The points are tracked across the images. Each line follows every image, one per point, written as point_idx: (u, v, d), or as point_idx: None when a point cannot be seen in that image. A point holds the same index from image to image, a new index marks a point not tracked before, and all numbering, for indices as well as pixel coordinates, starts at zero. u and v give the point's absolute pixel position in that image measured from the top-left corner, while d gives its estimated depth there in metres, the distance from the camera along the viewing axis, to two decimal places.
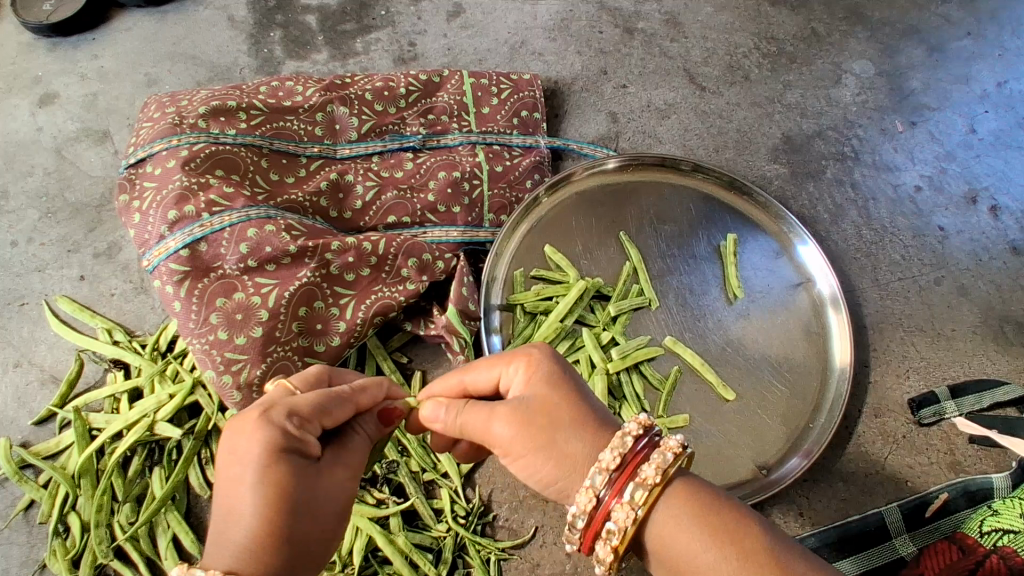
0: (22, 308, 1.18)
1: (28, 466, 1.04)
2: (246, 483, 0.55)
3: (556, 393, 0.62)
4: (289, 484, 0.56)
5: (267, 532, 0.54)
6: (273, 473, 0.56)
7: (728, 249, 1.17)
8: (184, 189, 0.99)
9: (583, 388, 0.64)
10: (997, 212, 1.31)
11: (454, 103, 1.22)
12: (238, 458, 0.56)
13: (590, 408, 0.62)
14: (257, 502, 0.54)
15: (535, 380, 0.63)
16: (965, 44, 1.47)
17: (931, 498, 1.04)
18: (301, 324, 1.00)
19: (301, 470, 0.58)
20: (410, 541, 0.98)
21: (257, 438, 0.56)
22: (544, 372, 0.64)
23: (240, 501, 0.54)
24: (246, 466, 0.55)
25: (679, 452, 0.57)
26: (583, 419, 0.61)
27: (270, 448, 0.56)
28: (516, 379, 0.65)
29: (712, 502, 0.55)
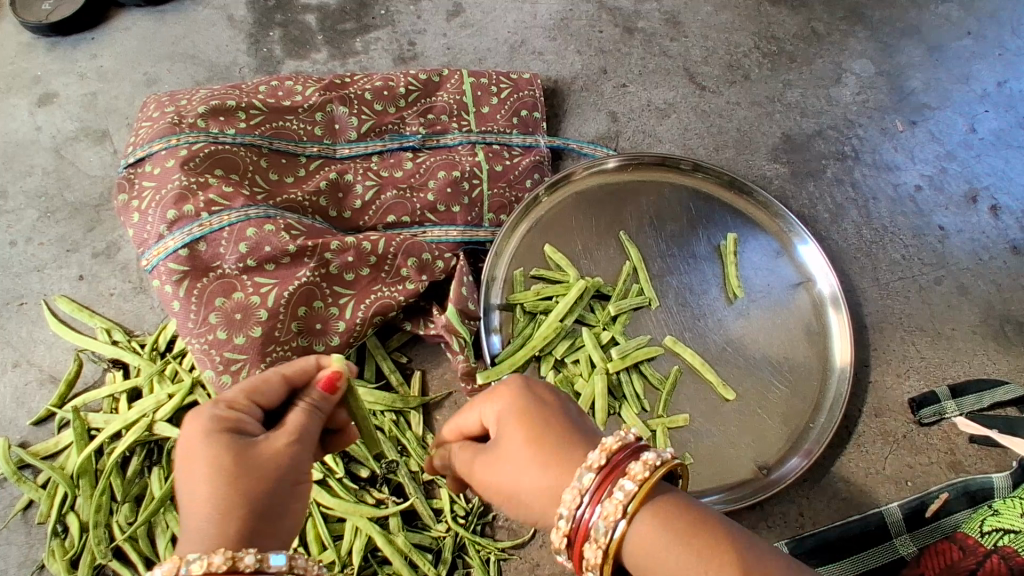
0: (21, 308, 1.17)
1: (27, 466, 1.04)
2: (194, 470, 0.57)
3: (528, 421, 0.61)
4: (235, 459, 0.58)
5: (224, 508, 0.55)
6: (215, 452, 0.58)
7: (728, 249, 1.17)
8: (182, 188, 0.99)
9: (556, 410, 0.63)
10: (997, 212, 1.31)
11: (454, 102, 1.22)
12: (187, 451, 0.58)
13: (565, 430, 0.61)
14: (204, 478, 0.56)
15: (506, 411, 0.63)
16: (965, 44, 1.46)
17: (932, 498, 1.04)
18: (300, 323, 1.00)
19: (245, 446, 0.59)
20: (410, 541, 0.98)
21: (197, 429, 0.59)
22: (516, 401, 0.63)
23: (192, 488, 0.56)
24: (192, 455, 0.58)
25: (653, 470, 0.55)
26: (553, 443, 0.60)
27: (209, 432, 0.59)
28: (491, 413, 0.65)
29: (692, 517, 0.53)
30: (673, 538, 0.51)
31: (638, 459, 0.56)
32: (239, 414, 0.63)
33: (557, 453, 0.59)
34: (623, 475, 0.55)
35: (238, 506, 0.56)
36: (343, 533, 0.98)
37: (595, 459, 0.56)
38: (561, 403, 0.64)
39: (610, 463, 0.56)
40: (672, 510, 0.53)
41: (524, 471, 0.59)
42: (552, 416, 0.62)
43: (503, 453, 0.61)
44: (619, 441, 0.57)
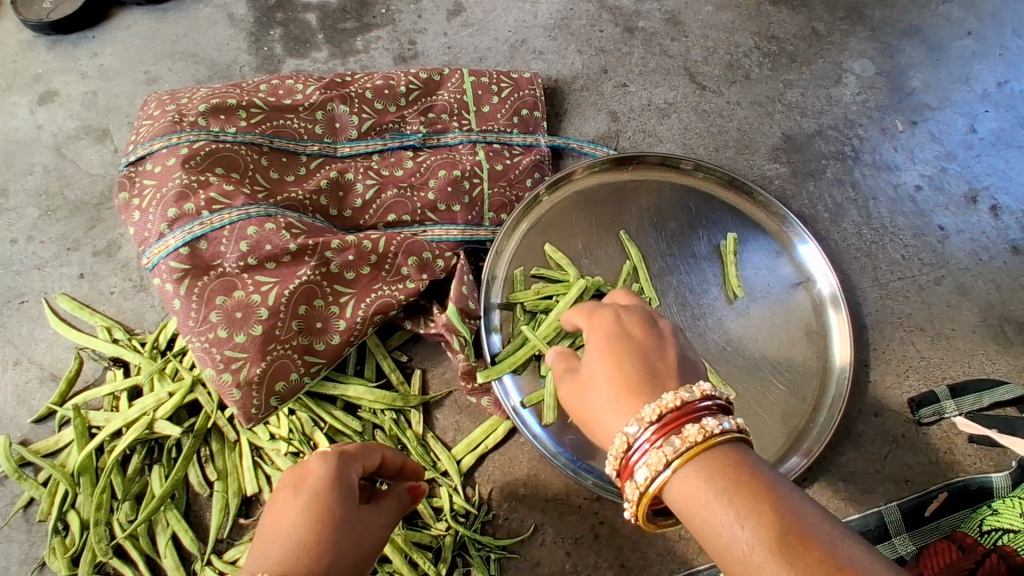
0: (21, 306, 1.18)
1: (28, 464, 1.04)
2: (299, 497, 0.66)
3: (612, 352, 0.66)
4: (332, 506, 0.66)
5: (303, 537, 0.62)
6: (321, 495, 0.66)
7: (728, 249, 1.17)
8: (183, 187, 0.99)
9: (643, 347, 0.66)
10: (997, 212, 1.31)
11: (454, 101, 1.22)
12: (300, 480, 0.68)
13: (656, 368, 0.64)
14: (303, 512, 0.64)
15: (601, 339, 0.68)
16: (966, 44, 1.46)
17: (931, 497, 1.06)
18: (300, 322, 1.00)
19: (344, 501, 0.67)
20: (410, 540, 0.98)
21: (318, 468, 0.69)
22: (610, 336, 0.68)
23: (287, 512, 0.64)
24: (302, 487, 0.67)
25: (705, 436, 0.56)
26: (635, 377, 0.63)
27: (321, 476, 0.69)
28: (590, 335, 0.70)
29: (736, 477, 0.53)
30: (716, 492, 0.53)
31: (694, 423, 0.57)
32: (348, 469, 0.72)
33: (634, 390, 0.62)
34: (675, 432, 0.57)
35: (313, 544, 0.62)
36: None
37: (648, 415, 0.59)
38: (652, 341, 0.67)
39: (667, 418, 0.58)
40: (720, 469, 0.54)
41: (599, 393, 0.65)
42: (639, 353, 0.65)
43: (589, 381, 0.66)
44: (678, 400, 0.59)
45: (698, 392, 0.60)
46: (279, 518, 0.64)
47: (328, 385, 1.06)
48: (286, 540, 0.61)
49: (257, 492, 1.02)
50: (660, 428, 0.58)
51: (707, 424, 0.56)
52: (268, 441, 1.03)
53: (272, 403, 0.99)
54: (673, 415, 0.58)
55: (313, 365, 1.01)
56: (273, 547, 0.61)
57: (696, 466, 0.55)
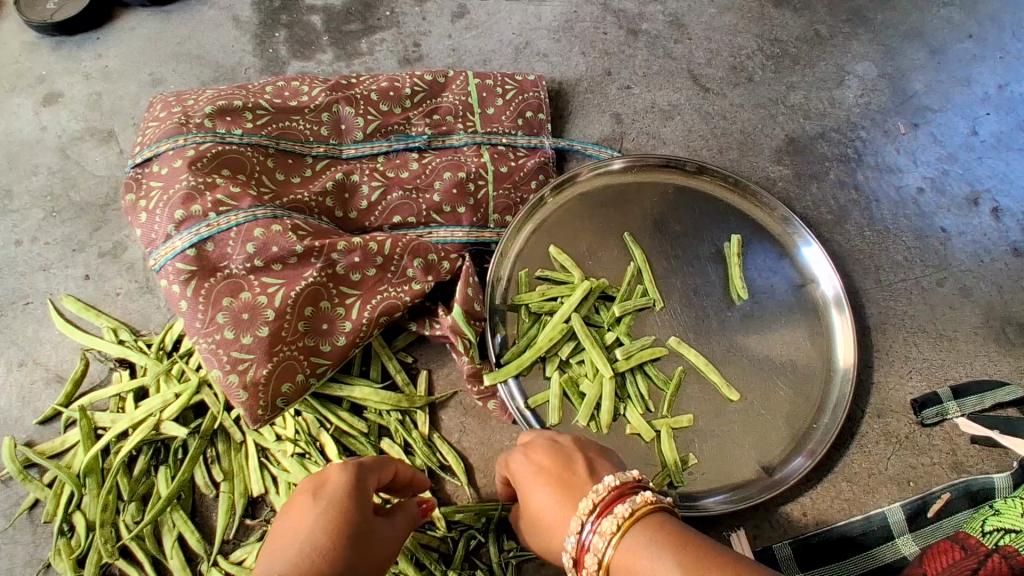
0: (26, 307, 1.18)
1: (33, 466, 1.04)
2: (317, 503, 0.67)
3: (540, 476, 0.73)
4: (349, 512, 0.67)
5: (320, 537, 0.63)
6: (340, 501, 0.68)
7: (732, 250, 1.17)
8: (190, 188, 0.99)
9: (565, 461, 0.74)
10: (998, 214, 1.31)
11: (459, 103, 1.22)
12: (318, 488, 0.70)
13: (575, 478, 0.71)
14: (321, 517, 0.65)
15: (527, 470, 0.74)
16: (967, 47, 1.47)
17: (934, 498, 1.04)
18: (307, 323, 1.00)
19: (360, 509, 0.69)
20: (418, 541, 0.98)
21: (337, 478, 0.71)
22: (533, 462, 0.74)
23: (304, 516, 0.66)
24: (319, 495, 0.69)
25: (635, 510, 0.63)
26: (569, 490, 0.70)
27: (338, 484, 0.70)
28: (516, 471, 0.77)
29: (666, 536, 0.60)
30: (652, 545, 0.59)
31: (624, 502, 0.64)
32: (366, 481, 0.73)
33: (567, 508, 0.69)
34: (609, 508, 0.63)
35: (328, 544, 0.63)
36: None
37: (587, 506, 0.65)
38: (569, 455, 0.74)
39: (602, 504, 0.65)
40: (654, 529, 0.61)
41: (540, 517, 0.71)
42: (562, 468, 0.73)
43: (533, 510, 0.72)
44: (610, 484, 0.66)
45: (624, 478, 0.67)
46: (293, 525, 0.65)
47: (334, 386, 1.06)
48: (304, 541, 0.62)
49: (263, 493, 1.02)
50: (598, 511, 0.64)
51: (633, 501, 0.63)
52: (274, 441, 1.03)
53: (278, 404, 0.99)
54: (607, 497, 0.65)
55: (319, 366, 1.02)
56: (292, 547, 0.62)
57: (635, 529, 0.62)
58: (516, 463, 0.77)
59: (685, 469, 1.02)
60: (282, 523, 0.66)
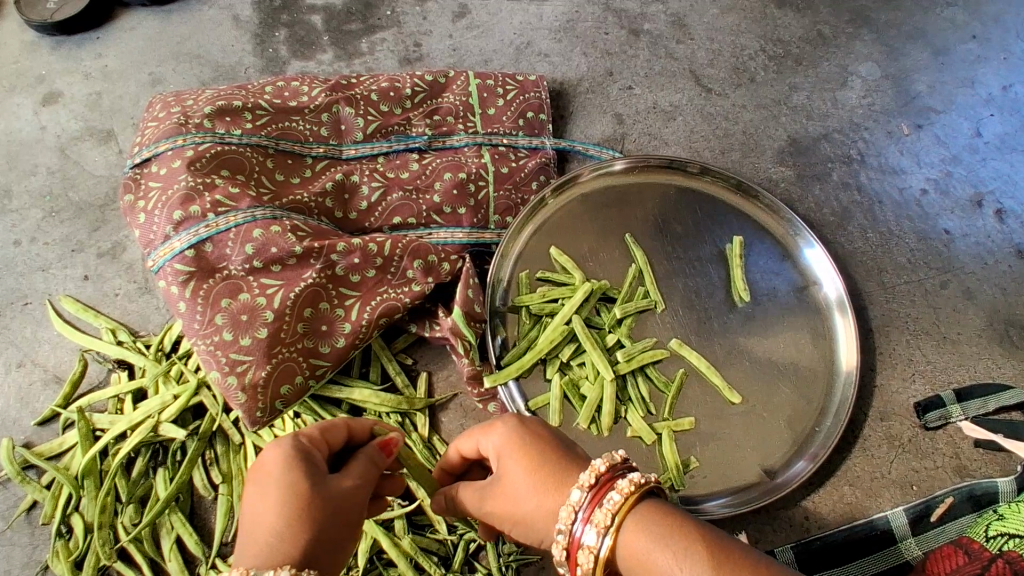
0: (25, 307, 1.17)
1: (30, 467, 1.04)
2: (271, 491, 0.58)
3: (521, 449, 0.63)
4: (311, 493, 0.59)
5: (291, 530, 0.56)
6: (289, 484, 0.59)
7: (734, 252, 1.16)
8: (189, 189, 0.98)
9: (550, 435, 0.65)
10: (1002, 216, 1.30)
11: (460, 103, 1.22)
12: (261, 472, 0.60)
13: (562, 453, 0.63)
14: (274, 507, 0.57)
15: (505, 441, 0.64)
16: (970, 47, 1.46)
17: (936, 503, 1.04)
18: (306, 325, 1.00)
19: (317, 482, 0.60)
20: (416, 544, 0.98)
21: (278, 456, 0.61)
22: (514, 431, 0.65)
23: (255, 513, 0.57)
24: (266, 480, 0.59)
25: (639, 487, 0.56)
26: (559, 466, 0.61)
27: (286, 462, 0.60)
28: (488, 441, 0.66)
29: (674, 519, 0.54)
30: (658, 535, 0.52)
31: (625, 476, 0.56)
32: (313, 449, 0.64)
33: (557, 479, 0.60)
34: (610, 489, 0.55)
35: (302, 532, 0.56)
36: None
37: (585, 480, 0.57)
38: (556, 431, 0.66)
39: (601, 480, 0.57)
40: (657, 514, 0.54)
41: (523, 493, 0.61)
42: (548, 441, 0.64)
43: (509, 484, 0.62)
44: (607, 460, 0.58)
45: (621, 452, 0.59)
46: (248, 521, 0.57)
47: (333, 387, 1.06)
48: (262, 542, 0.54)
49: None
50: (595, 492, 0.56)
51: (636, 477, 0.56)
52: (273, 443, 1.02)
53: (276, 406, 0.99)
54: (605, 475, 0.57)
55: (318, 367, 1.01)
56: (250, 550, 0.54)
57: (637, 514, 0.54)
58: (487, 430, 0.67)
59: (686, 472, 1.01)
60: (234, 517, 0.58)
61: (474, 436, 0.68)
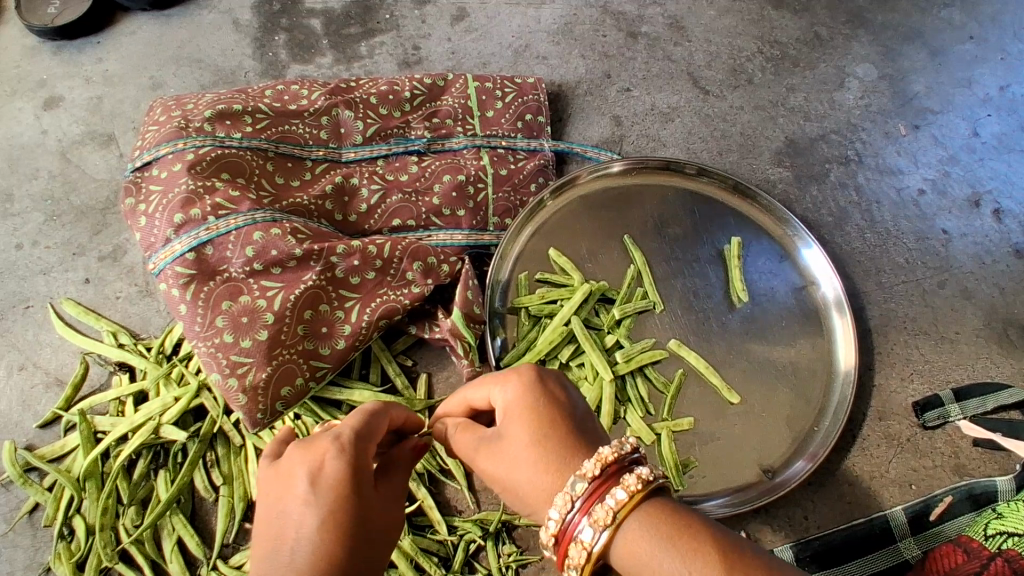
0: (26, 310, 1.18)
1: (33, 469, 1.04)
2: (298, 501, 0.56)
3: (535, 419, 0.62)
4: (359, 518, 0.57)
5: (323, 551, 0.54)
6: (341, 506, 0.57)
7: (731, 253, 1.17)
8: (189, 193, 0.99)
9: (567, 406, 0.64)
10: (1000, 216, 1.31)
11: (459, 106, 1.22)
12: (312, 474, 0.58)
13: (573, 432, 0.61)
14: (316, 517, 0.55)
15: (515, 405, 0.63)
16: (968, 48, 1.47)
17: (935, 501, 1.04)
18: (306, 327, 1.00)
19: (367, 505, 0.58)
20: (416, 545, 0.99)
21: (334, 464, 0.59)
22: (529, 395, 0.63)
23: (303, 521, 0.55)
24: (317, 489, 0.57)
25: (646, 484, 0.55)
26: (570, 444, 0.60)
27: (343, 481, 0.58)
28: (500, 396, 0.65)
29: (686, 522, 0.53)
30: (663, 542, 0.51)
31: (631, 472, 0.56)
32: (363, 460, 0.61)
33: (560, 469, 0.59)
34: (615, 484, 0.55)
35: (335, 550, 0.54)
36: None
37: (589, 470, 0.56)
38: (571, 403, 0.64)
39: (606, 473, 0.56)
40: (661, 518, 0.53)
41: (520, 469, 0.60)
42: (566, 412, 0.63)
43: (510, 449, 0.62)
44: (616, 452, 0.57)
45: (628, 444, 0.59)
46: (284, 531, 0.55)
47: (334, 389, 1.06)
48: (299, 555, 0.53)
49: None
50: (599, 483, 0.56)
51: (643, 472, 0.55)
52: None
53: (277, 408, 0.99)
54: (612, 468, 0.56)
55: (318, 369, 1.02)
56: (289, 560, 0.53)
57: (638, 516, 0.53)
58: (502, 387, 0.65)
59: (685, 472, 1.02)
60: (273, 521, 0.56)
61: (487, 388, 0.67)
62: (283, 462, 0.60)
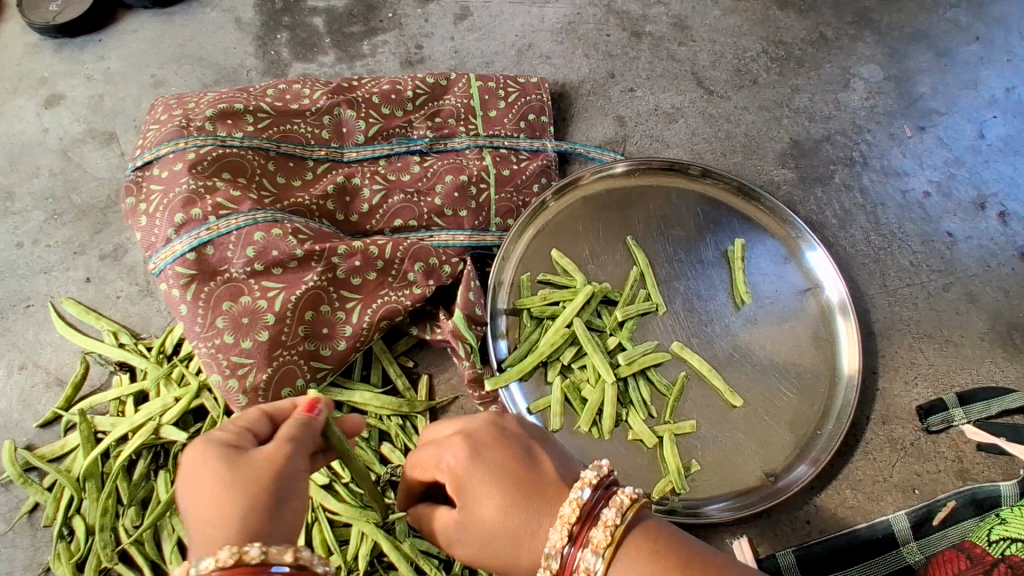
0: (27, 310, 1.17)
1: (32, 469, 1.04)
2: (190, 496, 0.57)
3: (494, 488, 0.60)
4: (237, 470, 0.58)
5: (222, 509, 0.55)
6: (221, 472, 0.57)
7: (735, 255, 1.16)
8: (190, 192, 0.98)
9: (519, 460, 0.62)
10: (1005, 218, 1.30)
11: (461, 106, 1.22)
12: (189, 472, 0.59)
13: (535, 489, 0.60)
14: (204, 497, 0.56)
15: (466, 480, 0.61)
16: (974, 49, 1.46)
17: (939, 506, 1.03)
18: (307, 328, 1.00)
19: (247, 458, 0.59)
20: (416, 548, 0.97)
21: (200, 453, 0.59)
22: (476, 469, 0.61)
23: (200, 502, 0.56)
24: (196, 475, 0.58)
25: (615, 531, 0.56)
26: (535, 502, 0.60)
27: (213, 454, 0.59)
28: (447, 471, 0.62)
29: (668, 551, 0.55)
30: None
31: (598, 524, 0.56)
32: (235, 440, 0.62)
33: (531, 536, 0.59)
34: (585, 546, 0.56)
35: (229, 501, 0.55)
36: (350, 537, 0.98)
37: (557, 541, 0.57)
38: (525, 457, 0.63)
39: (575, 534, 0.57)
40: (643, 554, 0.55)
41: (497, 546, 0.59)
42: (520, 470, 0.61)
43: (477, 527, 0.60)
44: (576, 508, 0.58)
45: (587, 488, 0.59)
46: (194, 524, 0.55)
47: (334, 390, 1.06)
48: (206, 528, 0.53)
49: None
50: (572, 546, 0.57)
51: (607, 520, 0.56)
52: None
53: None
54: (577, 526, 0.57)
55: (319, 370, 1.01)
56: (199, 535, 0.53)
57: (620, 563, 0.55)
58: (445, 460, 0.63)
59: (687, 476, 1.01)
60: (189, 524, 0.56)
61: (432, 462, 0.64)
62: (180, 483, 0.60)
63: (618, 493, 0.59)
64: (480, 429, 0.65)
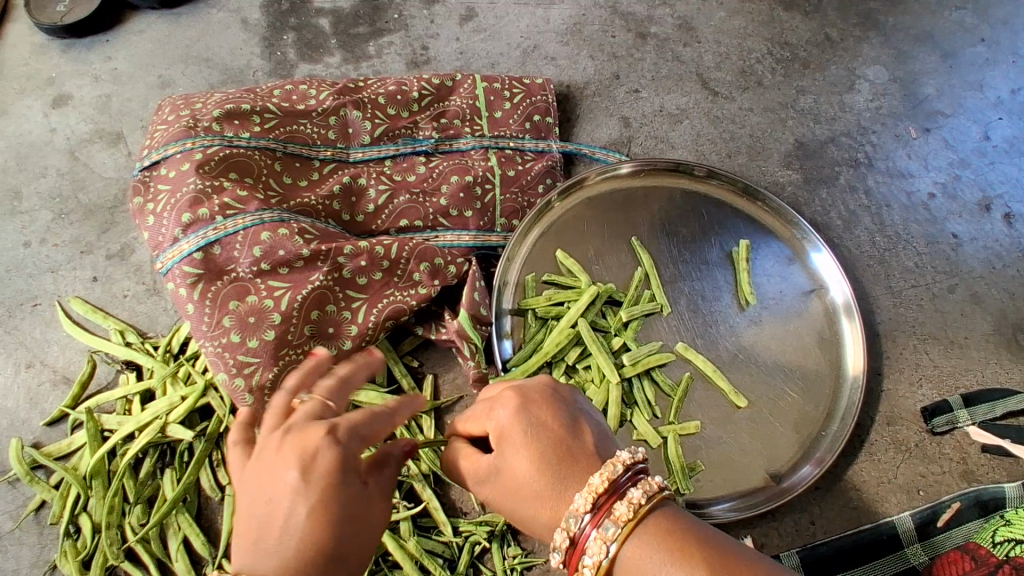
0: (34, 309, 1.18)
1: (40, 467, 1.05)
2: (286, 487, 0.53)
3: (534, 446, 0.61)
4: (340, 498, 0.54)
5: (309, 537, 0.52)
6: (324, 497, 0.53)
7: (740, 256, 1.16)
8: (198, 192, 0.99)
9: (562, 424, 0.63)
10: (1010, 220, 1.30)
11: (467, 106, 1.22)
12: (302, 460, 0.54)
13: (572, 453, 0.61)
14: (304, 509, 0.52)
15: (511, 432, 0.63)
16: (980, 51, 1.46)
17: (944, 507, 1.03)
18: (313, 327, 1.00)
19: (354, 488, 0.55)
20: (421, 546, 0.98)
21: (322, 450, 0.55)
22: (522, 423, 0.62)
23: (292, 509, 0.52)
24: (306, 478, 0.53)
25: (638, 509, 0.56)
26: (570, 468, 0.61)
27: (332, 468, 0.54)
28: (495, 423, 0.64)
29: (686, 537, 0.55)
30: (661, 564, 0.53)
31: (622, 499, 0.57)
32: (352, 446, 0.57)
33: (557, 497, 0.60)
34: (606, 516, 0.56)
35: (318, 534, 0.52)
36: None
37: (581, 505, 0.58)
38: (567, 421, 0.63)
39: (599, 503, 0.57)
40: (660, 536, 0.55)
41: (523, 498, 0.61)
42: (562, 436, 0.62)
43: (510, 478, 0.62)
44: (606, 478, 0.58)
45: (620, 463, 0.59)
46: (264, 520, 0.52)
47: None
48: (285, 544, 0.51)
49: None
50: (593, 515, 0.57)
51: (633, 498, 0.56)
52: None
53: None
54: (603, 497, 0.57)
55: None
56: (262, 545, 0.52)
57: (636, 540, 0.55)
58: (496, 413, 0.64)
59: (691, 476, 1.02)
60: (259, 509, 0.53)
61: (483, 413, 0.65)
62: (265, 451, 0.56)
63: (648, 477, 0.59)
64: (531, 388, 0.66)
